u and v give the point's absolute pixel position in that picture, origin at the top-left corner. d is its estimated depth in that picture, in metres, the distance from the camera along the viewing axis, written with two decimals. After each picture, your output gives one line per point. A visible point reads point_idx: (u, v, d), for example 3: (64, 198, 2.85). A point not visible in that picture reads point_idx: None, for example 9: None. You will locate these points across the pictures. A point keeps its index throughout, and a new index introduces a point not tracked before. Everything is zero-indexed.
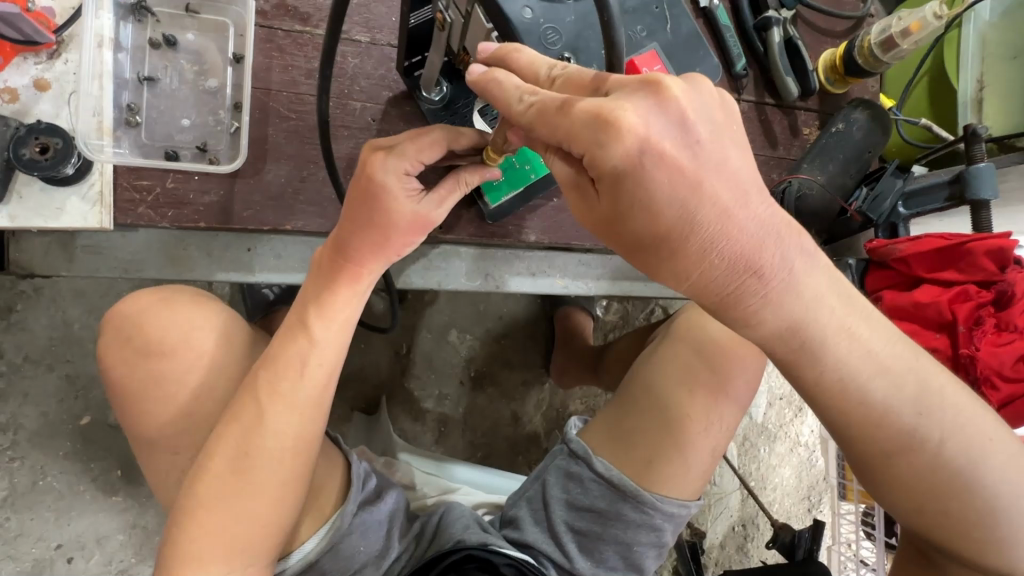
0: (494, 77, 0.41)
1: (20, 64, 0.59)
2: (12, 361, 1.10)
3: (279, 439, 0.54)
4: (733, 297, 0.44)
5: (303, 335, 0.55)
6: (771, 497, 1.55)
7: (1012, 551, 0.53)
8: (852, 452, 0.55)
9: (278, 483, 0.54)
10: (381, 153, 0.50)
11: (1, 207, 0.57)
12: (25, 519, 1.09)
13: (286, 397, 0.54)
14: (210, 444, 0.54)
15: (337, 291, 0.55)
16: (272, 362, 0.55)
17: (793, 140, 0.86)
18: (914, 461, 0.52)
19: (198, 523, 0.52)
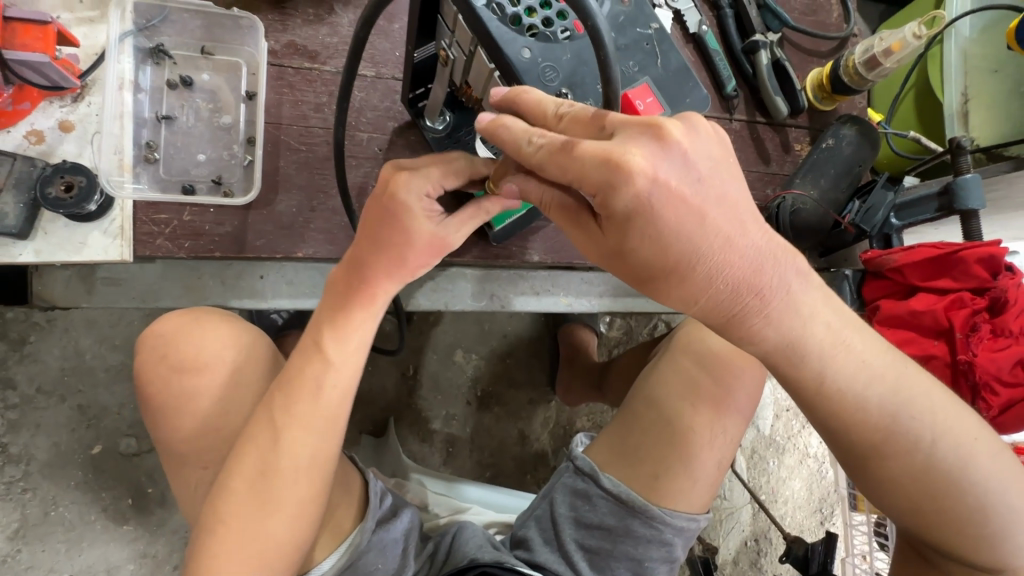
0: (502, 124, 0.44)
1: (47, 108, 0.62)
2: (24, 392, 1.12)
3: (303, 457, 0.54)
4: (731, 317, 0.48)
5: (318, 357, 0.55)
6: (782, 511, 1.54)
7: (1006, 546, 0.55)
8: (850, 456, 0.57)
9: (304, 499, 0.54)
10: (405, 173, 0.50)
11: (27, 244, 0.60)
12: (36, 551, 1.09)
13: (310, 417, 0.54)
14: (227, 471, 0.54)
15: (352, 313, 0.55)
16: (287, 386, 0.55)
17: (786, 155, 0.89)
18: (911, 461, 0.55)
19: (221, 547, 0.52)
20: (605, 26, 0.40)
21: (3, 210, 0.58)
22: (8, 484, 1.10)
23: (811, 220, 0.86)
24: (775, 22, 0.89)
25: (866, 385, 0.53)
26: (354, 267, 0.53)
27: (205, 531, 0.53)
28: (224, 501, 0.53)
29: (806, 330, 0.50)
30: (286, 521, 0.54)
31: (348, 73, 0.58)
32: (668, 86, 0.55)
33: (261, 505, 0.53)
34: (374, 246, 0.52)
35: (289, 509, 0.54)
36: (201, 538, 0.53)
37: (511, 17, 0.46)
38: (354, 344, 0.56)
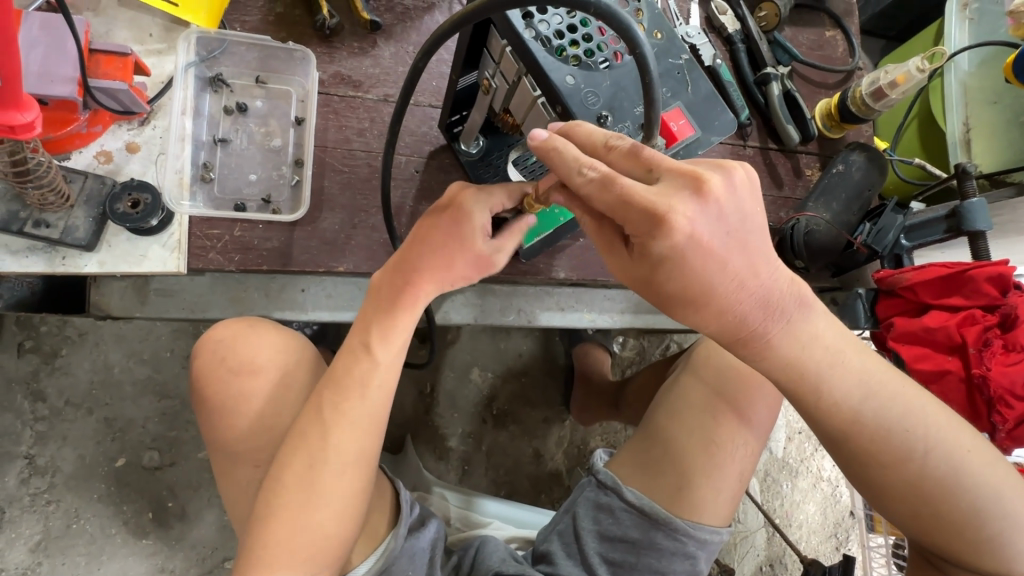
0: (557, 147, 0.45)
1: (115, 130, 0.66)
2: (54, 405, 1.14)
3: (350, 454, 0.58)
4: (733, 332, 0.52)
5: (364, 356, 0.60)
6: (797, 535, 1.53)
7: (1004, 549, 0.57)
8: (850, 465, 0.60)
9: (349, 493, 0.58)
10: (472, 190, 0.57)
11: (93, 254, 0.64)
12: (56, 564, 1.10)
13: (354, 415, 0.58)
14: (278, 467, 0.58)
15: (398, 315, 0.60)
16: (354, 381, 0.59)
17: (797, 180, 0.95)
18: (909, 470, 0.57)
19: (272, 544, 0.55)
20: (651, 61, 0.43)
21: (74, 224, 0.62)
22: (32, 496, 1.11)
23: (826, 241, 0.86)
24: (785, 56, 0.96)
25: (853, 395, 0.56)
26: (400, 272, 0.58)
27: (260, 522, 0.56)
28: (274, 493, 0.57)
29: (807, 351, 0.55)
30: (333, 512, 0.57)
31: (401, 105, 0.60)
32: (698, 109, 0.59)
33: (312, 500, 0.56)
34: (428, 244, 0.57)
35: (338, 503, 0.57)
36: (253, 530, 0.56)
37: (556, 47, 0.51)
38: (394, 346, 0.61)
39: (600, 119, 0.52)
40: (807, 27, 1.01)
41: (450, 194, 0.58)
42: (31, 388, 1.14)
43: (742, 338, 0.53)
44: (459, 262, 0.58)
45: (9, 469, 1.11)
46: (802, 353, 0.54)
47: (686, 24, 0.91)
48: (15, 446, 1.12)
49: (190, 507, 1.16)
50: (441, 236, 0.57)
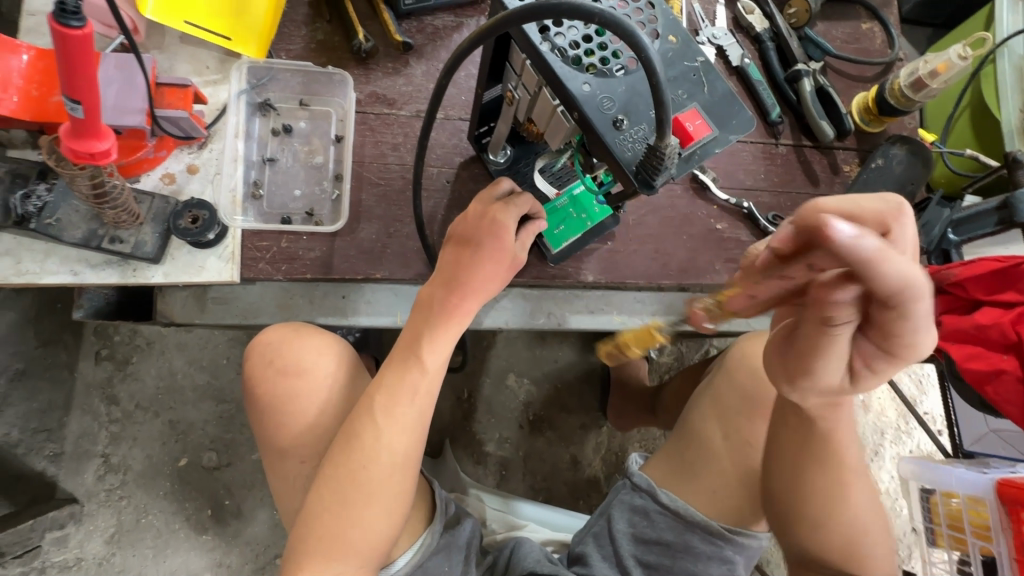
0: (893, 265, 0.39)
1: (178, 154, 0.74)
2: (126, 408, 1.25)
3: (388, 456, 0.61)
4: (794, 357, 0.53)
5: (416, 365, 0.63)
6: None
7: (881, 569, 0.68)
8: (813, 492, 0.65)
9: (388, 494, 0.61)
10: (503, 203, 0.62)
11: (159, 266, 0.71)
12: (127, 555, 1.19)
13: (391, 422, 0.61)
14: (326, 470, 0.61)
15: (445, 326, 0.63)
16: (388, 388, 0.62)
17: (834, 177, 0.95)
18: (856, 508, 0.65)
19: (319, 543, 0.59)
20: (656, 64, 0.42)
21: (143, 239, 0.69)
22: (107, 491, 1.21)
23: None
24: (816, 52, 0.94)
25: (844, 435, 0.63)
26: (451, 285, 0.62)
27: (306, 519, 0.60)
28: (322, 495, 0.60)
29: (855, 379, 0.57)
30: (375, 512, 0.60)
31: (429, 118, 0.63)
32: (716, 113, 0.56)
33: (354, 505, 0.60)
34: (472, 259, 0.62)
35: (381, 503, 0.60)
36: (302, 527, 0.60)
37: (572, 57, 0.52)
38: (443, 353, 0.64)
39: (615, 124, 0.51)
40: (842, 21, 0.99)
41: (477, 212, 0.62)
42: (106, 393, 1.24)
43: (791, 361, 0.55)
44: (496, 272, 0.63)
45: (85, 467, 1.21)
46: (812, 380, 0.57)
47: (713, 26, 0.94)
48: (92, 445, 1.22)
49: (244, 506, 1.24)
50: (479, 245, 0.62)
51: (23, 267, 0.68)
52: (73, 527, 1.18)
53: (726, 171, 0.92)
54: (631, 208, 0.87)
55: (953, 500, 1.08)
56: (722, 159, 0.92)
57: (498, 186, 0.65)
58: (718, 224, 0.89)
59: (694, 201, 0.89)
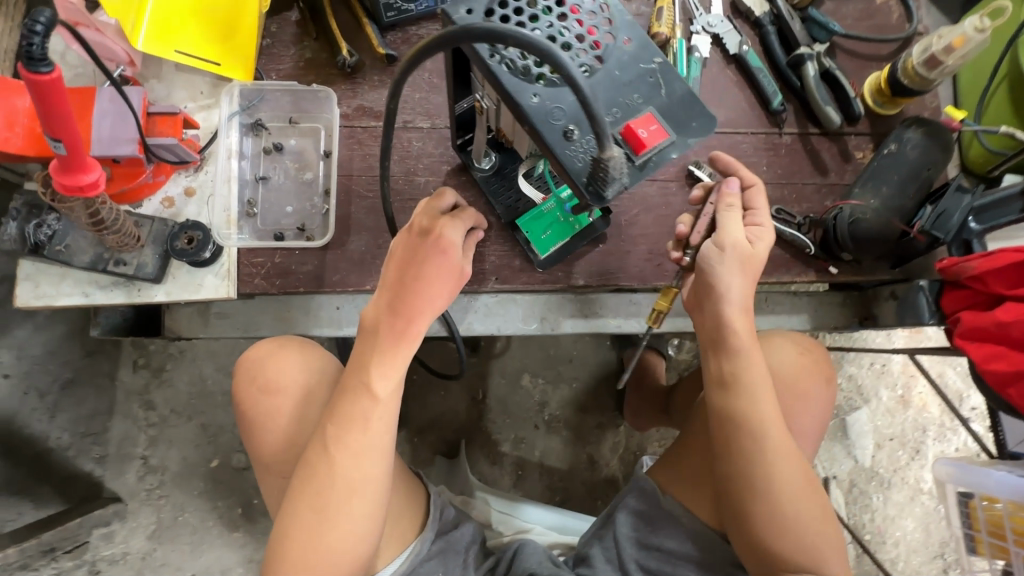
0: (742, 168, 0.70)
1: (176, 177, 0.77)
2: (162, 413, 1.33)
3: (344, 481, 0.63)
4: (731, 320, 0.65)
5: (366, 393, 0.65)
6: (892, 554, 1.39)
7: (807, 540, 0.64)
8: (736, 457, 0.65)
9: (351, 515, 0.64)
10: (447, 219, 0.64)
11: (161, 285, 0.75)
12: (167, 550, 1.28)
13: (345, 450, 0.64)
14: (293, 493, 0.65)
15: (395, 350, 0.65)
16: (342, 416, 0.65)
17: (846, 165, 0.89)
18: (806, 515, 0.64)
19: (292, 560, 0.63)
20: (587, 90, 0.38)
21: (145, 261, 0.73)
22: (148, 490, 1.30)
23: (875, 230, 0.79)
24: (821, 33, 0.88)
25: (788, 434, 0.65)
26: (396, 310, 0.64)
27: (281, 540, 0.64)
28: (291, 517, 0.64)
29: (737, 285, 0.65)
30: (341, 532, 0.63)
31: (390, 132, 0.60)
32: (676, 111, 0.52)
33: (316, 525, 0.63)
34: (412, 284, 0.63)
35: (342, 524, 0.63)
36: (277, 546, 0.64)
37: (521, 68, 0.49)
38: (391, 377, 0.65)
39: (566, 134, 0.49)
40: None
41: (429, 220, 0.64)
42: (143, 399, 1.33)
43: (726, 338, 0.65)
44: (438, 289, 0.64)
45: (126, 468, 1.30)
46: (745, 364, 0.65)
47: (708, 13, 0.89)
48: (132, 447, 1.31)
49: None
50: (421, 266, 0.64)
51: (41, 291, 0.74)
52: (118, 524, 1.27)
53: None
54: (623, 209, 0.85)
55: (996, 506, 1.00)
56: (720, 152, 0.88)
57: (439, 201, 0.66)
58: None
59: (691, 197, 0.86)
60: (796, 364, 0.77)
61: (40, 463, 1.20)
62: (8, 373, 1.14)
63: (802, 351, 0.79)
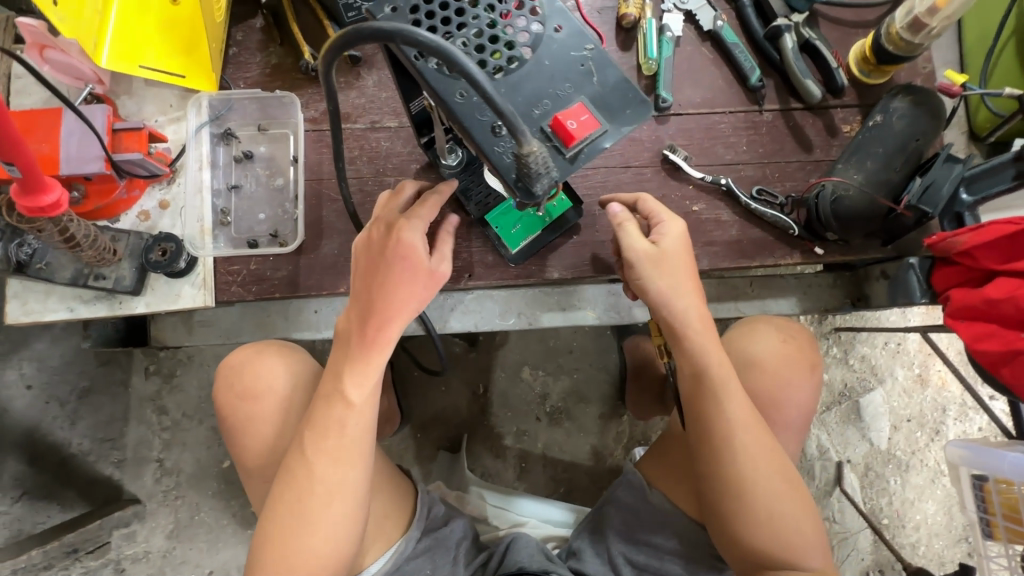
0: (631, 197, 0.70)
1: (150, 191, 0.79)
2: (174, 417, 1.36)
3: (323, 487, 0.64)
4: (676, 322, 0.63)
5: (340, 399, 0.65)
6: (913, 539, 1.34)
7: (795, 535, 0.61)
8: (706, 458, 0.63)
9: (329, 522, 0.64)
10: (404, 222, 0.64)
11: (141, 298, 0.77)
12: (186, 548, 1.32)
13: (322, 454, 0.64)
14: (272, 499, 0.65)
15: (371, 355, 0.65)
16: (318, 423, 0.65)
17: (832, 140, 0.85)
18: (784, 510, 0.61)
19: (273, 565, 0.63)
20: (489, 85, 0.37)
21: (122, 274, 0.75)
22: (165, 492, 1.33)
23: (858, 208, 0.75)
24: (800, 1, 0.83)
25: (755, 428, 0.62)
26: (367, 319, 0.64)
27: (259, 546, 0.64)
28: (271, 522, 0.64)
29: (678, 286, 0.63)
30: (318, 539, 0.63)
31: (334, 133, 0.59)
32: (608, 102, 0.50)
33: (294, 529, 0.63)
34: (381, 289, 0.64)
35: (319, 531, 0.63)
36: (255, 551, 0.64)
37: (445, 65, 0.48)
38: (367, 385, 0.66)
39: (493, 130, 0.48)
40: None
41: (387, 230, 0.65)
42: (156, 404, 1.36)
43: (681, 334, 0.62)
44: (411, 295, 0.64)
45: (143, 471, 1.34)
46: (700, 365, 0.62)
47: None
48: (148, 451, 1.34)
49: None
50: (388, 275, 0.64)
51: (29, 308, 0.77)
52: (138, 524, 1.32)
53: (702, 148, 0.85)
54: (596, 198, 0.83)
55: (1012, 489, 0.91)
56: (697, 134, 0.85)
57: (399, 198, 0.69)
58: (694, 206, 0.83)
59: (667, 182, 0.84)
60: (779, 353, 0.74)
61: (65, 468, 1.30)
62: (32, 384, 1.29)
63: (786, 338, 0.75)
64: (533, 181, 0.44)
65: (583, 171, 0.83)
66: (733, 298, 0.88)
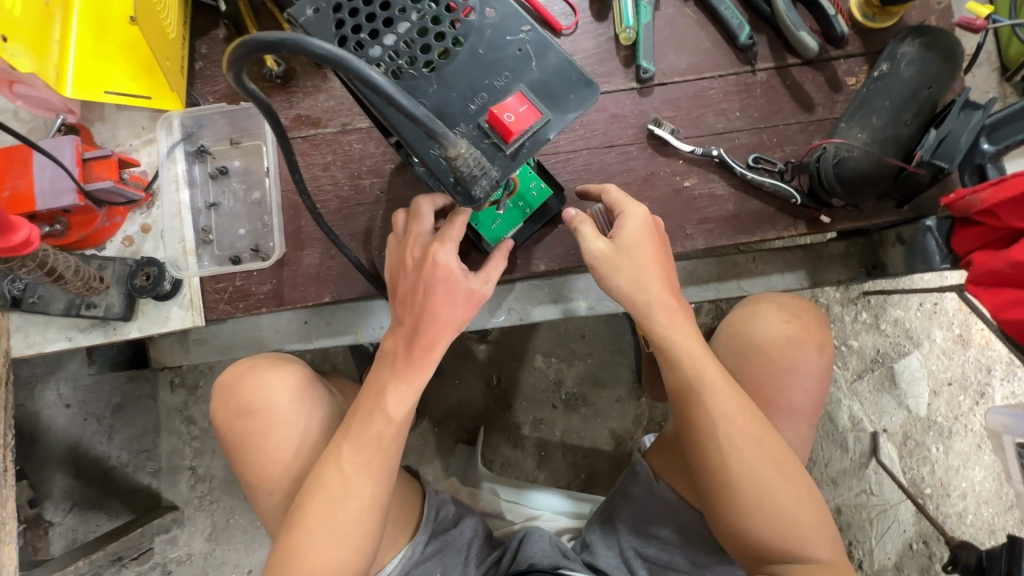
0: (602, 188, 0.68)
1: (132, 216, 0.79)
2: (203, 426, 1.31)
3: (356, 500, 0.63)
4: (644, 316, 0.61)
5: (380, 415, 0.64)
6: (960, 508, 1.17)
7: (799, 525, 0.58)
8: (693, 451, 0.60)
9: (359, 534, 0.63)
10: (438, 243, 0.63)
11: (133, 322, 0.78)
12: (225, 550, 1.29)
13: (359, 467, 0.63)
14: (299, 510, 0.63)
15: (407, 371, 0.64)
16: (355, 436, 0.64)
17: (835, 96, 0.78)
18: (777, 500, 0.58)
19: None
20: (401, 94, 0.39)
21: (111, 301, 0.76)
22: (200, 497, 1.30)
23: (864, 170, 0.69)
24: None
25: (740, 418, 0.59)
26: (412, 335, 0.64)
27: (282, 559, 0.62)
28: (297, 534, 0.62)
29: (641, 282, 0.61)
30: (346, 552, 0.62)
31: (284, 144, 0.57)
32: (546, 88, 0.51)
33: (316, 542, 0.61)
34: (418, 308, 0.64)
35: (348, 544, 0.62)
36: (278, 565, 0.62)
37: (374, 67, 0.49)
38: (406, 401, 0.64)
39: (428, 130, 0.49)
40: None
41: (422, 253, 0.64)
42: (184, 416, 1.31)
43: (649, 327, 0.61)
44: (451, 312, 0.64)
45: (178, 479, 1.30)
46: (673, 356, 0.60)
47: None
48: (180, 460, 1.30)
49: None
50: (433, 294, 0.63)
51: (31, 339, 0.79)
52: (178, 529, 1.29)
53: (691, 118, 0.79)
54: (580, 183, 0.78)
55: None
56: (685, 104, 0.79)
57: (421, 222, 0.66)
58: (685, 181, 0.78)
59: (655, 158, 0.78)
60: (782, 335, 0.69)
61: (108, 480, 1.27)
62: (70, 403, 1.27)
63: (789, 318, 0.70)
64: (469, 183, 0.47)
65: (565, 154, 0.79)
66: (735, 276, 0.84)
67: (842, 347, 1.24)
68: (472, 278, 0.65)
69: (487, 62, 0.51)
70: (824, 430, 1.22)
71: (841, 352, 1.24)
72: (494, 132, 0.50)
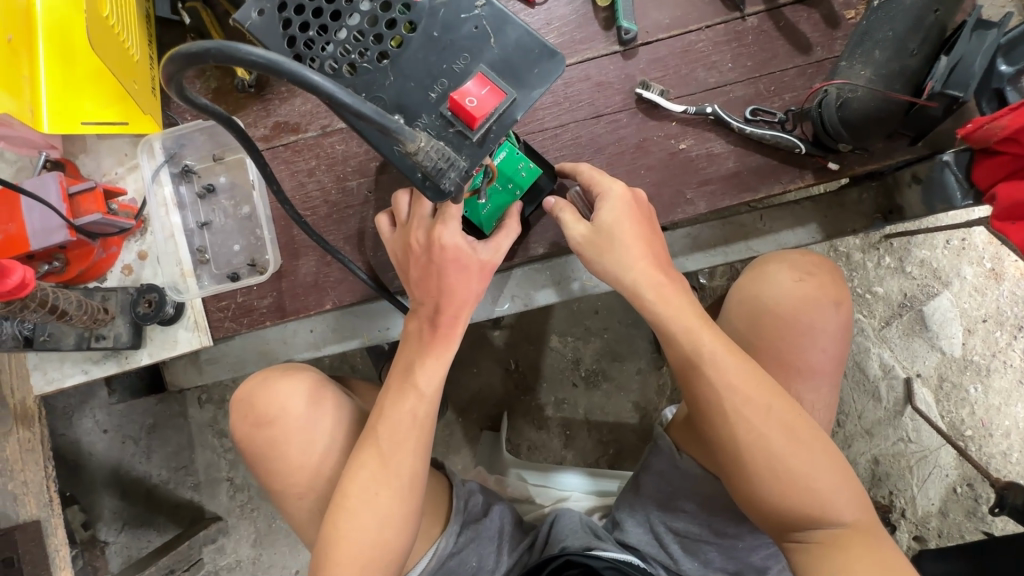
0: (574, 168, 0.68)
1: (128, 245, 0.80)
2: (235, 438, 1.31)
3: (399, 478, 0.62)
4: (631, 294, 0.61)
5: (411, 391, 0.64)
6: (1003, 446, 1.12)
7: (817, 483, 0.55)
8: (702, 423, 0.59)
9: (404, 514, 0.62)
10: (440, 223, 0.62)
11: (143, 349, 0.79)
12: (271, 554, 1.30)
13: (399, 448, 0.62)
14: (339, 495, 0.62)
15: (431, 352, 0.64)
16: (387, 417, 0.64)
17: (833, 33, 0.74)
18: (791, 467, 0.56)
19: (340, 563, 0.59)
20: (346, 93, 0.40)
21: (118, 331, 0.77)
22: (242, 506, 1.31)
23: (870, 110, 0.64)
24: None
25: (745, 387, 0.57)
26: (435, 319, 0.65)
27: (322, 549, 0.61)
28: (340, 518, 0.61)
29: (626, 268, 0.61)
30: (390, 532, 0.61)
31: (255, 153, 0.57)
32: (506, 65, 0.52)
33: (351, 528, 0.60)
34: (442, 287, 0.64)
35: (392, 523, 0.61)
36: (323, 553, 0.60)
37: (330, 65, 0.50)
38: (436, 376, 0.64)
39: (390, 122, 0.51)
40: None
41: (425, 237, 0.64)
42: (216, 429, 1.31)
43: (641, 302, 0.61)
44: (467, 283, 0.64)
45: (218, 490, 1.30)
46: (664, 329, 0.60)
47: None
48: (217, 472, 1.31)
49: None
50: (445, 276, 0.63)
51: (50, 376, 0.80)
52: (224, 538, 1.30)
53: (680, 75, 0.75)
54: (570, 158, 0.75)
55: None
56: (673, 61, 0.75)
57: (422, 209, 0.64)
58: (680, 143, 0.74)
59: (646, 123, 0.75)
60: (793, 292, 0.66)
61: (152, 499, 1.29)
62: (107, 428, 1.28)
63: (801, 277, 0.67)
64: (438, 177, 0.49)
65: (551, 130, 0.75)
66: (743, 237, 0.80)
67: (866, 294, 1.18)
68: (483, 251, 0.65)
69: (443, 46, 0.52)
70: (854, 381, 1.17)
71: (867, 300, 1.18)
72: (457, 120, 0.51)
